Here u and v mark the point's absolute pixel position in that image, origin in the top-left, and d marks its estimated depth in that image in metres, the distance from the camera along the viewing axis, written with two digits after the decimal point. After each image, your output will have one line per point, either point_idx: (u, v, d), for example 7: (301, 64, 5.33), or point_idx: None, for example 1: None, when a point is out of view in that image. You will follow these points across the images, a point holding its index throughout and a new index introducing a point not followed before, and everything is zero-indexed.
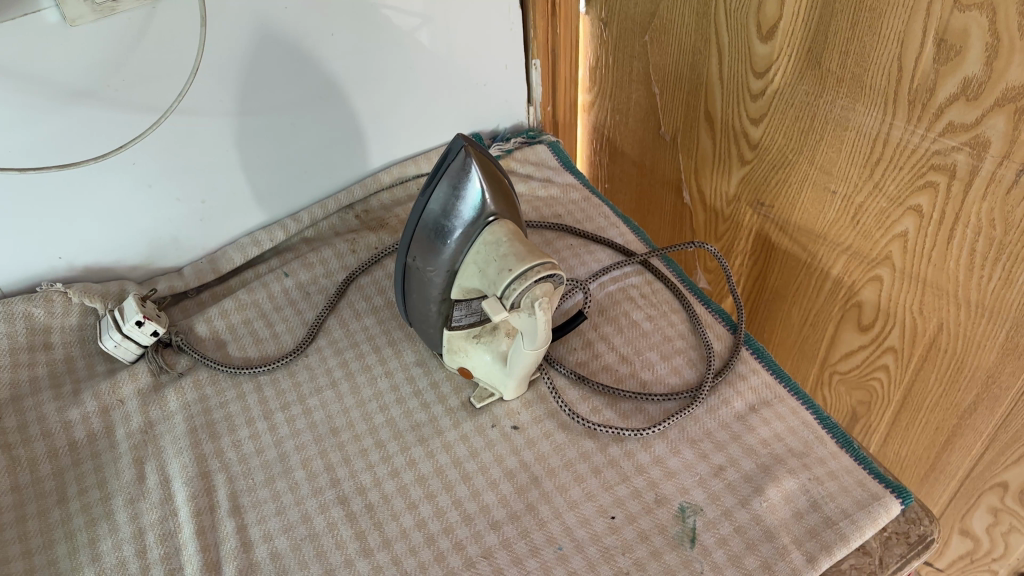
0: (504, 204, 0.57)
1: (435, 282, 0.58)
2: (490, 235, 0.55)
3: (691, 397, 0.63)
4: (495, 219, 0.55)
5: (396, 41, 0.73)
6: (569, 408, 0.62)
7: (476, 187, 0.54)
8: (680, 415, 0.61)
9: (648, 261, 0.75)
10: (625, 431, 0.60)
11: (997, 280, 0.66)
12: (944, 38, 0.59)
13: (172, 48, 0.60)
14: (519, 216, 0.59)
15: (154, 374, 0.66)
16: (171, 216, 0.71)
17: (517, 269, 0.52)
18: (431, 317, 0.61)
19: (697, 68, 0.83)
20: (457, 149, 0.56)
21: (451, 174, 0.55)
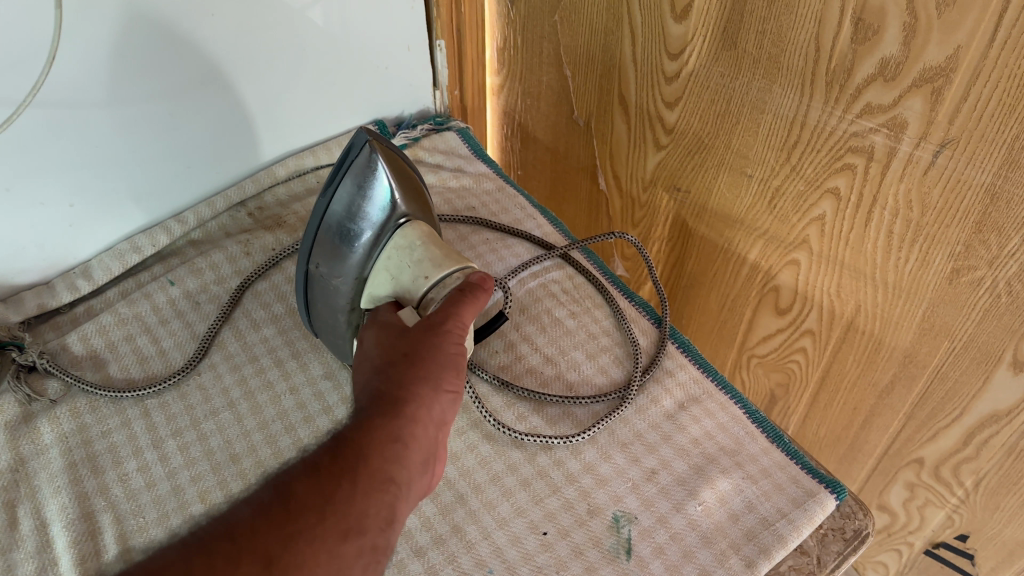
0: (415, 203, 0.53)
1: (342, 291, 0.53)
2: (402, 238, 0.51)
3: (620, 399, 0.60)
4: (406, 222, 0.52)
5: (286, 20, 0.67)
6: (492, 417, 0.58)
7: (384, 184, 0.50)
8: (610, 419, 0.58)
9: (568, 255, 0.71)
10: (554, 439, 0.57)
11: (914, 262, 0.66)
12: (862, 16, 0.57)
13: (22, 33, 0.53)
14: (430, 220, 0.55)
15: (22, 405, 0.58)
16: (35, 222, 0.63)
17: (434, 277, 0.50)
18: (339, 330, 0.56)
19: (610, 50, 0.80)
20: (361, 143, 0.51)
21: (356, 171, 0.50)
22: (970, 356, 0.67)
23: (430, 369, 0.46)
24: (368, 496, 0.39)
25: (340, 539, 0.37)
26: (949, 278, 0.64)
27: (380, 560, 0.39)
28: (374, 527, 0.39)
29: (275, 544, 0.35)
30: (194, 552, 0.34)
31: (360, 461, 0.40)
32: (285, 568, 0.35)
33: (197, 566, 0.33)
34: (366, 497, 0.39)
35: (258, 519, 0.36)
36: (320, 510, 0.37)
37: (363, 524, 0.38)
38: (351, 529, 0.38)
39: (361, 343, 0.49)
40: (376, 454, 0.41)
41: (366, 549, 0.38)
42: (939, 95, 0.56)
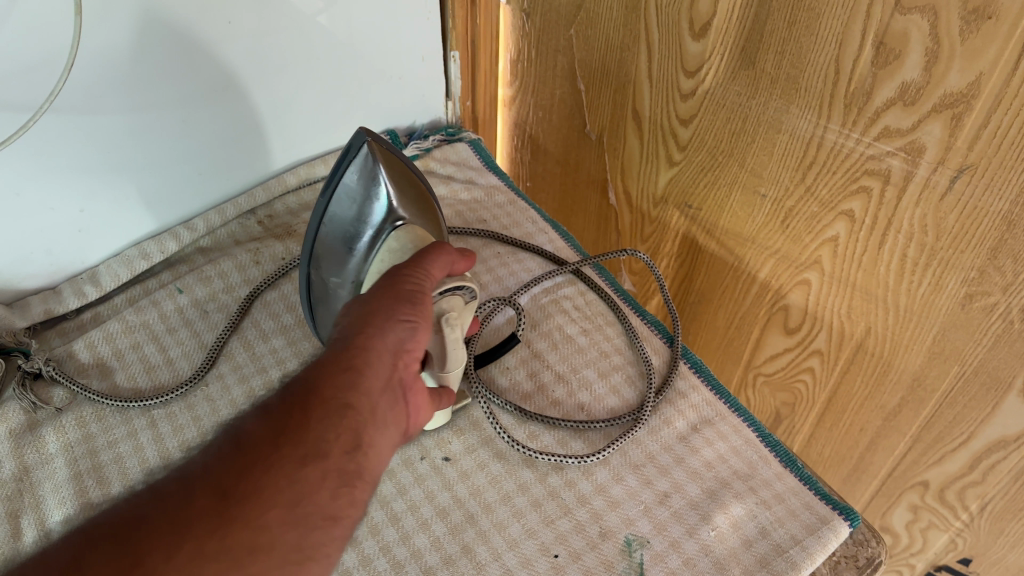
0: (415, 210, 0.55)
1: (341, 296, 0.54)
2: (395, 241, 0.52)
3: (633, 420, 0.59)
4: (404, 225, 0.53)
5: (297, 27, 0.66)
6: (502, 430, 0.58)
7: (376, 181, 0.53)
8: (624, 440, 0.58)
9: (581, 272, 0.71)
10: (566, 459, 0.56)
11: (927, 286, 0.66)
12: (883, 40, 0.57)
13: (41, 38, 0.52)
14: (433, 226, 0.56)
15: (28, 413, 0.57)
16: (44, 227, 0.62)
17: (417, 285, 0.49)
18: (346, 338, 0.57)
19: (625, 65, 0.79)
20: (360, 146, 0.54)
21: (355, 177, 0.53)
22: (979, 381, 0.67)
23: (381, 302, 0.44)
24: (323, 422, 0.37)
25: (299, 465, 0.35)
26: (962, 304, 0.64)
27: (357, 485, 0.37)
28: (335, 452, 0.36)
29: (225, 475, 0.33)
30: (149, 505, 0.32)
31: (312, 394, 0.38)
32: (240, 499, 0.33)
33: (151, 511, 0.32)
34: (323, 423, 0.37)
35: (210, 460, 0.34)
36: (272, 444, 0.35)
37: (322, 447, 0.36)
38: (308, 455, 0.35)
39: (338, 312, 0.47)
40: (328, 385, 0.39)
41: (333, 472, 0.36)
42: (959, 121, 0.56)
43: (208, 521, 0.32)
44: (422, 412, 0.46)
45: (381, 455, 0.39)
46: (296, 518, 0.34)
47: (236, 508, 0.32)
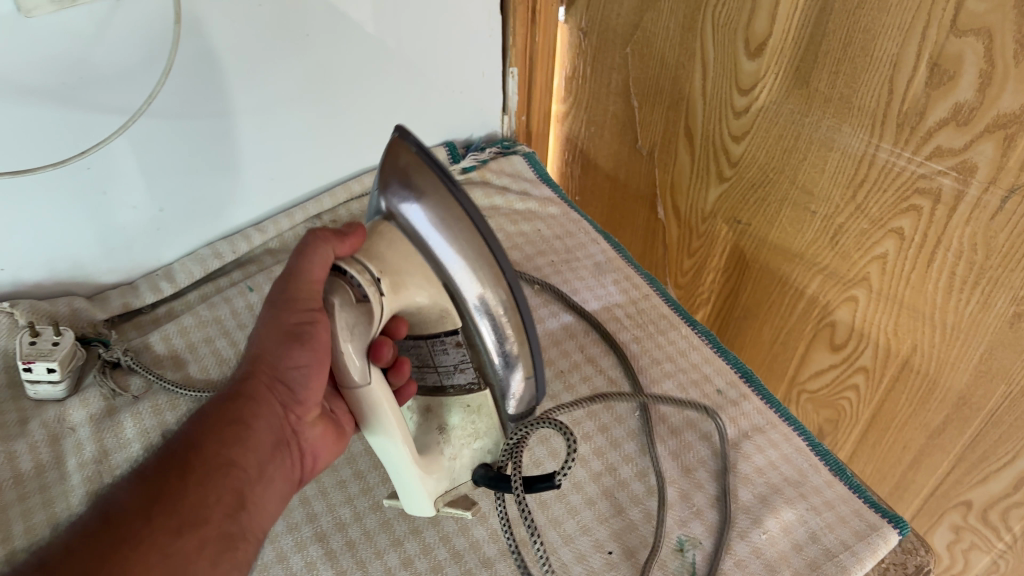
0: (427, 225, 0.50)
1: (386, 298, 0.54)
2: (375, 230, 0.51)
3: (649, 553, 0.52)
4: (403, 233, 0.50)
5: (365, 40, 0.69)
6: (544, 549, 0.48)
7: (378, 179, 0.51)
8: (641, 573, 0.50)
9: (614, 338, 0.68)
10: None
11: (975, 304, 0.67)
12: (937, 62, 0.59)
13: (141, 45, 0.56)
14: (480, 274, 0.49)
15: (107, 398, 0.60)
16: (127, 225, 0.66)
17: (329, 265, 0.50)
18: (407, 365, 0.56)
19: (679, 83, 0.81)
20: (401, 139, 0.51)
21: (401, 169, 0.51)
22: None
23: (273, 347, 0.48)
24: (204, 485, 0.42)
25: (175, 533, 0.40)
26: (1011, 322, 0.65)
27: (236, 544, 0.43)
28: (215, 518, 0.42)
29: (107, 543, 0.38)
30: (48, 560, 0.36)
31: (195, 457, 0.43)
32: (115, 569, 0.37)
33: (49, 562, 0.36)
34: (202, 486, 0.42)
35: (76, 535, 0.38)
36: (149, 510, 0.40)
37: (201, 515, 0.41)
38: (185, 524, 0.40)
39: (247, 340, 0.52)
40: (212, 443, 0.44)
41: (213, 537, 0.41)
42: (1012, 142, 0.57)
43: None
44: (318, 455, 0.53)
45: (260, 517, 0.45)
46: None
47: (111, 575, 0.36)
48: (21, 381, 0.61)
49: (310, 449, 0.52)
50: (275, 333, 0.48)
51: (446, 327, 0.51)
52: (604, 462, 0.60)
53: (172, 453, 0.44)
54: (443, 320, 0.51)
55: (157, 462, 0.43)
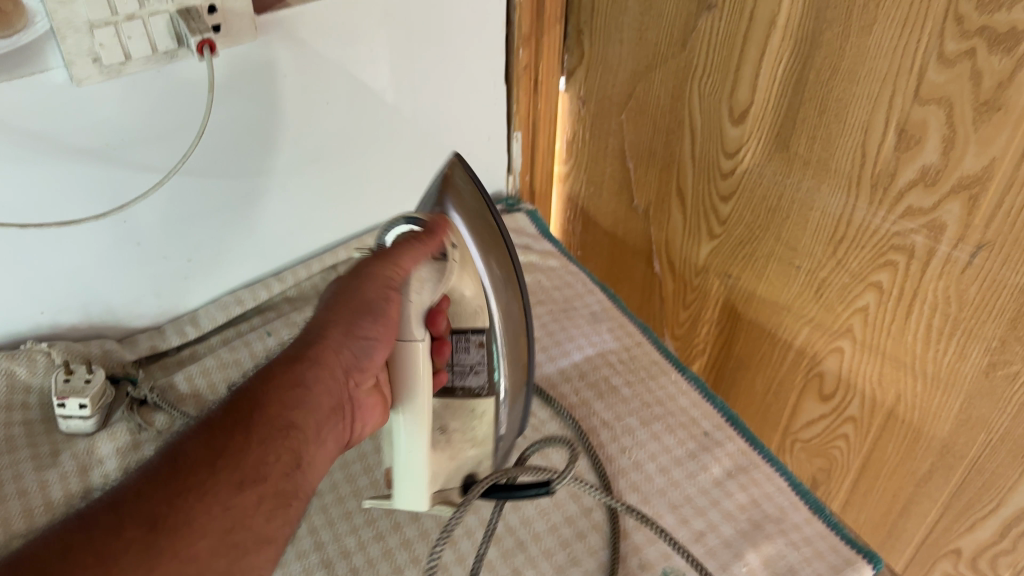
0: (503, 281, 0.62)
1: None
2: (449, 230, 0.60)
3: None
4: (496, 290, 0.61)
5: (378, 105, 0.75)
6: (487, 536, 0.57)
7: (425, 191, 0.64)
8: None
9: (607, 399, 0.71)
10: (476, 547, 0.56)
11: (952, 354, 0.70)
12: (904, 128, 0.63)
13: (177, 111, 0.63)
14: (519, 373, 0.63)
15: (133, 433, 0.65)
16: (157, 273, 0.72)
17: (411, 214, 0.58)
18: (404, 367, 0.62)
19: (671, 147, 0.87)
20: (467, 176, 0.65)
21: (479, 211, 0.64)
22: (1006, 449, 0.71)
23: (352, 316, 0.52)
24: (264, 444, 0.45)
25: (237, 488, 0.42)
26: (986, 372, 0.68)
27: (288, 503, 0.45)
28: (273, 477, 0.44)
29: (159, 501, 0.40)
30: (99, 519, 0.38)
31: (260, 414, 0.46)
32: (169, 529, 0.39)
33: (96, 534, 0.38)
34: (263, 444, 0.45)
35: (141, 491, 0.40)
36: (211, 465, 0.42)
37: (260, 471, 0.44)
38: (245, 481, 0.43)
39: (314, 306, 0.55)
40: (274, 404, 0.47)
41: (268, 496, 0.44)
42: (976, 201, 0.62)
43: (140, 544, 0.38)
44: (364, 423, 0.55)
45: (314, 472, 0.48)
46: (227, 544, 0.41)
47: (167, 525, 0.39)
48: (54, 416, 0.66)
49: (361, 422, 0.54)
50: (356, 301, 0.52)
51: (474, 324, 0.59)
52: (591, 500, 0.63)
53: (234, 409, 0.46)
54: (475, 317, 0.59)
55: (221, 414, 0.45)
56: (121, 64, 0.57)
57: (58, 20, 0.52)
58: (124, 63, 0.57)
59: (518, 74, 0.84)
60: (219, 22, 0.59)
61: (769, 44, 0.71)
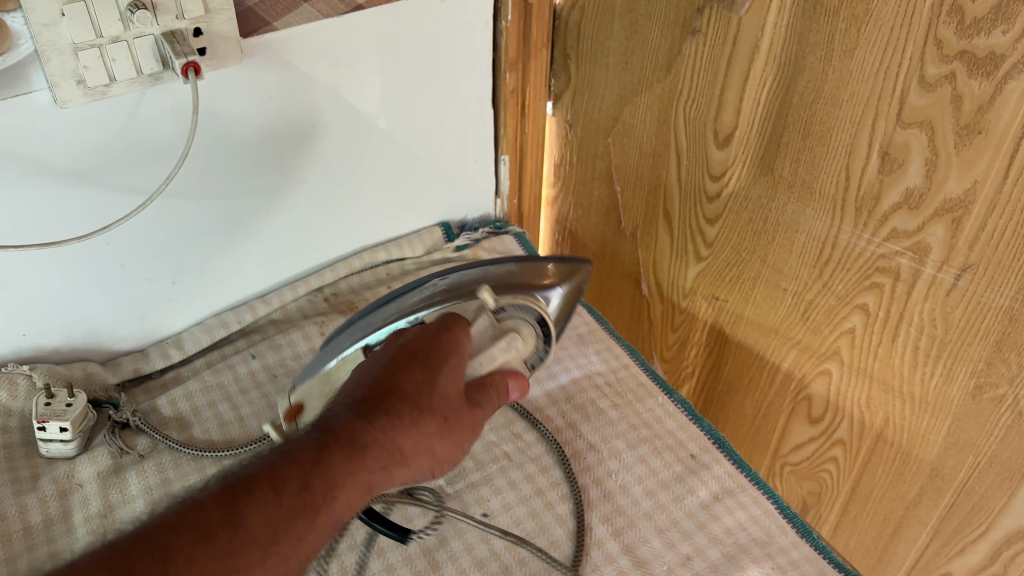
0: None
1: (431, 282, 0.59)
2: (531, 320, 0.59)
3: None
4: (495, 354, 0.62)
5: (365, 127, 0.75)
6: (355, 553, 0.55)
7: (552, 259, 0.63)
8: None
9: (594, 421, 0.71)
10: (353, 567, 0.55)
11: (939, 376, 0.70)
12: (888, 150, 0.64)
13: (162, 134, 0.63)
14: None
15: (115, 456, 0.65)
16: (141, 295, 0.72)
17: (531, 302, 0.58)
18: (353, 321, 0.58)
19: (657, 170, 0.87)
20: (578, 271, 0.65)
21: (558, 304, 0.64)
22: (994, 471, 0.70)
23: (447, 443, 0.49)
24: (314, 539, 0.44)
25: None
26: (973, 394, 0.68)
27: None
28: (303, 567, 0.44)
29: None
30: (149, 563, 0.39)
31: (324, 506, 0.44)
32: None
33: None
34: (313, 535, 0.44)
35: (194, 554, 0.40)
36: (266, 546, 0.42)
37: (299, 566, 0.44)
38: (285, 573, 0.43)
39: (424, 358, 0.51)
40: (340, 501, 0.45)
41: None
42: (959, 224, 0.62)
43: None
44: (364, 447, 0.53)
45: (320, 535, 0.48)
46: None
47: None
48: (34, 440, 0.66)
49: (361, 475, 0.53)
50: (454, 432, 0.50)
51: None
52: (549, 538, 0.62)
53: (307, 479, 0.44)
54: None
55: (295, 481, 0.44)
56: (105, 87, 0.57)
57: (42, 43, 0.53)
58: (108, 85, 0.57)
59: (504, 98, 0.85)
60: (204, 45, 0.59)
61: (752, 68, 0.72)
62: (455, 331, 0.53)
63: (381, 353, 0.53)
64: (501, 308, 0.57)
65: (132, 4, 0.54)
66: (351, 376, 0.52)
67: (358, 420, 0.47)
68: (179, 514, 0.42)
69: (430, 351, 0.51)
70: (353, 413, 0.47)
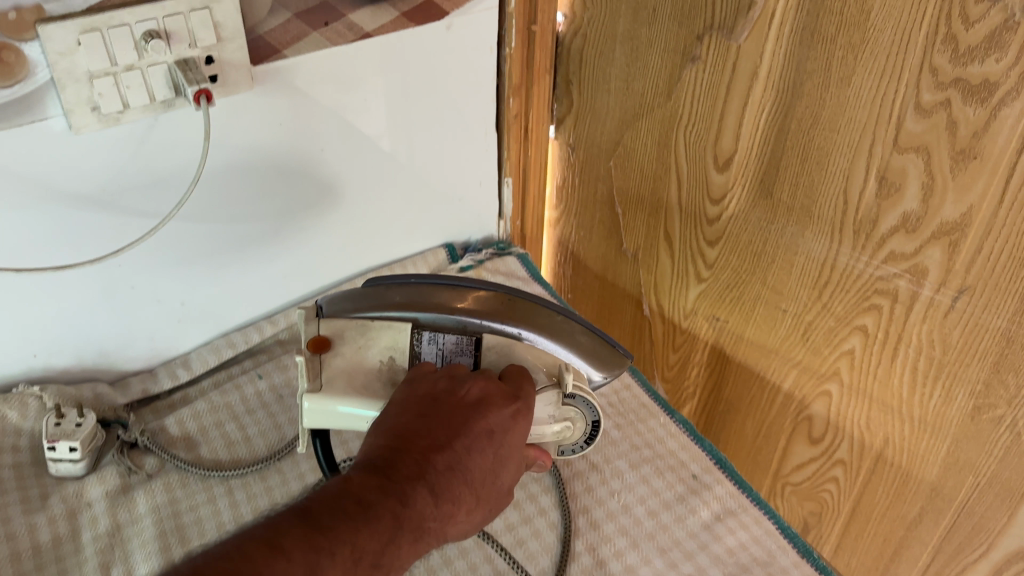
0: None
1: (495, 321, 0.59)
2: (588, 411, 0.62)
3: None
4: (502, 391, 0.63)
5: (370, 151, 0.77)
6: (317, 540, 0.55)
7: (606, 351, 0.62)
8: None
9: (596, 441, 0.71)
10: None
11: (938, 397, 0.71)
12: (885, 175, 0.65)
13: (174, 159, 0.64)
14: None
15: (123, 476, 0.66)
16: (150, 316, 0.73)
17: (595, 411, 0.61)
18: (434, 312, 0.58)
19: (658, 193, 0.89)
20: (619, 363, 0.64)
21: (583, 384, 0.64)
22: (994, 491, 0.71)
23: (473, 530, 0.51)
24: None
25: None
26: (972, 415, 0.69)
27: None
28: None
29: None
30: None
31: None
32: None
33: None
34: None
35: None
36: None
37: None
38: None
39: (496, 441, 0.51)
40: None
41: None
42: (956, 247, 0.63)
43: None
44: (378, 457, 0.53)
45: None
46: None
47: None
48: (44, 459, 0.67)
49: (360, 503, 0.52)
50: (485, 519, 0.52)
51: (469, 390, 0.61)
52: (536, 567, 0.62)
53: (383, 550, 0.43)
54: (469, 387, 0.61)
55: (374, 551, 0.42)
56: (119, 113, 0.58)
57: (58, 71, 0.54)
58: (122, 111, 0.58)
59: (508, 122, 0.86)
60: (216, 72, 0.60)
61: (751, 94, 0.73)
62: (521, 416, 0.54)
63: (448, 404, 0.52)
64: (571, 395, 0.59)
65: (148, 34, 0.55)
66: (410, 417, 0.51)
67: (428, 497, 0.46)
68: (265, 559, 0.39)
69: (501, 433, 0.52)
70: (427, 487, 0.46)
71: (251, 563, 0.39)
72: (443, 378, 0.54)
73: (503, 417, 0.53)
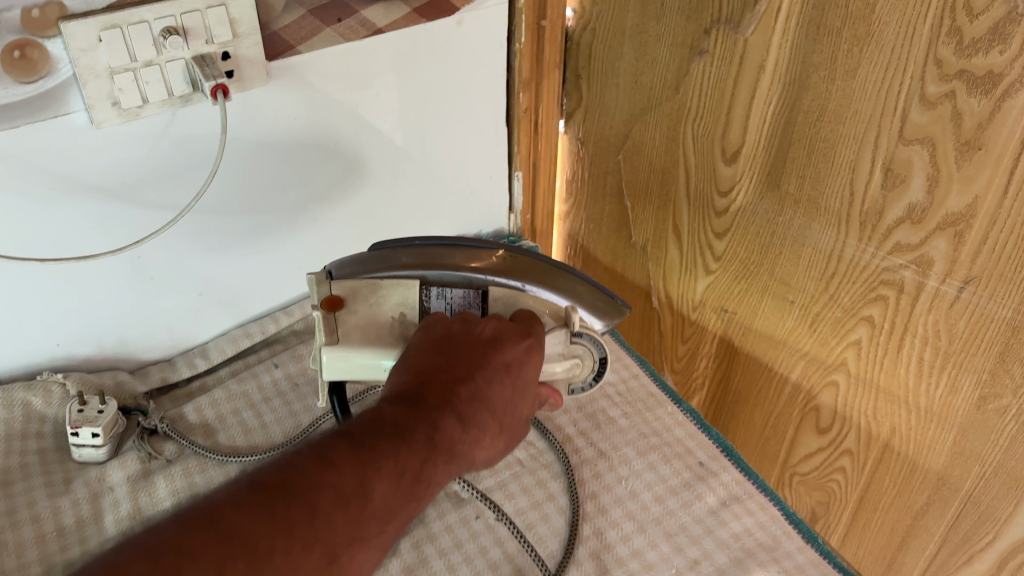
0: None
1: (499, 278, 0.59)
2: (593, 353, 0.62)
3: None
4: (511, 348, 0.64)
5: (384, 145, 0.78)
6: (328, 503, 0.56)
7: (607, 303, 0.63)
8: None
9: (605, 429, 0.73)
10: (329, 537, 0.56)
11: (944, 387, 0.72)
12: (890, 167, 0.66)
13: (192, 151, 0.66)
14: None
15: (143, 461, 0.68)
16: (169, 306, 0.75)
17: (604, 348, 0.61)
18: (441, 269, 0.59)
19: (667, 186, 0.90)
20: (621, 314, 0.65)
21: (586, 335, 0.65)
22: (1000, 481, 0.72)
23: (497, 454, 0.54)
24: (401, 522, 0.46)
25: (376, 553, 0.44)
26: (978, 405, 0.70)
27: None
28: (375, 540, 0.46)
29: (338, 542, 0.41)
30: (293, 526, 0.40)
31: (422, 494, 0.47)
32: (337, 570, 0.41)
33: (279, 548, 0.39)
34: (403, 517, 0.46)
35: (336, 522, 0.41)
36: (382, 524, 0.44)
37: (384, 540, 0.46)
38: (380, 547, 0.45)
39: (515, 373, 0.52)
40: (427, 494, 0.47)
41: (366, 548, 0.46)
42: (961, 237, 0.63)
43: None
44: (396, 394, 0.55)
45: None
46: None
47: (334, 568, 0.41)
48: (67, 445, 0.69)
49: None
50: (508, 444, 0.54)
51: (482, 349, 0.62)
52: (546, 550, 0.64)
53: (419, 471, 0.45)
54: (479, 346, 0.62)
55: (410, 472, 0.45)
56: (139, 108, 0.60)
57: (80, 66, 0.56)
58: (141, 106, 0.60)
59: (518, 117, 0.87)
60: (232, 67, 0.62)
61: (759, 88, 0.74)
62: (535, 350, 0.54)
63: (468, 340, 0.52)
64: (579, 333, 0.60)
65: (166, 30, 0.57)
66: (431, 351, 0.52)
67: (455, 423, 0.48)
68: (318, 474, 0.42)
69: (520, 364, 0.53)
70: (454, 415, 0.48)
71: (305, 476, 0.42)
72: (458, 321, 0.54)
73: (519, 350, 0.53)
